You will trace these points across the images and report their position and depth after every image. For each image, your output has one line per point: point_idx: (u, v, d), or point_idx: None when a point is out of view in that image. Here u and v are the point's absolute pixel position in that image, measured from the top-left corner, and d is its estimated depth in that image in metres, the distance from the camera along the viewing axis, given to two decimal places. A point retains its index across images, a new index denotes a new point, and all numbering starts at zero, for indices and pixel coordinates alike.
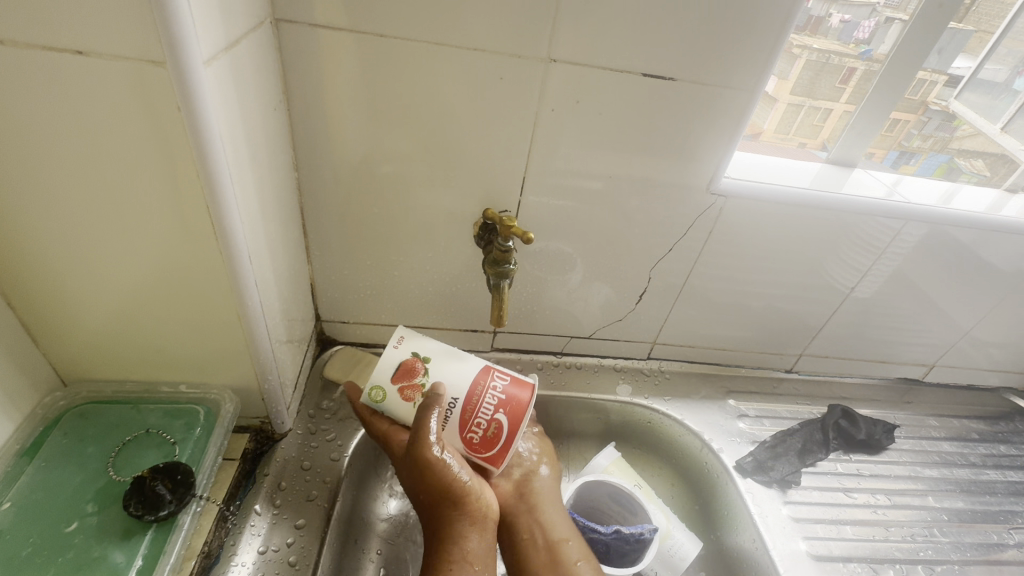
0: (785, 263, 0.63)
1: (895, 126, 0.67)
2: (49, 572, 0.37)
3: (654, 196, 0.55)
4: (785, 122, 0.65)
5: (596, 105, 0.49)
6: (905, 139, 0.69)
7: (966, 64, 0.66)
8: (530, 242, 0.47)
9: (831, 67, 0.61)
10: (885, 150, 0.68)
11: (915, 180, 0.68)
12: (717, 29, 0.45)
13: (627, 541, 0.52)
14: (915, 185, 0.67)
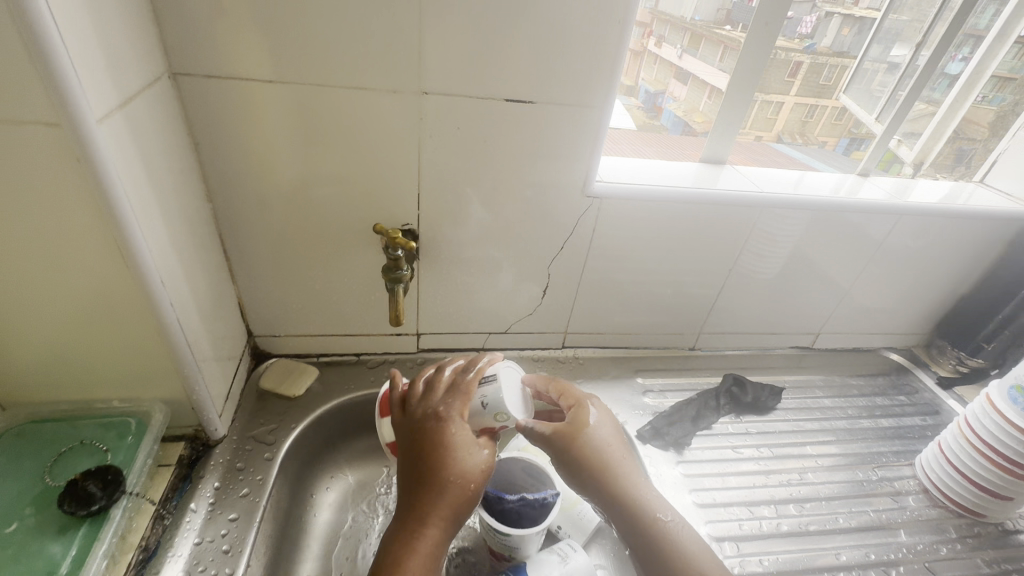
0: (669, 251, 0.71)
1: (843, 116, 0.82)
2: None
3: (538, 200, 0.63)
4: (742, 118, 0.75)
5: (471, 129, 0.56)
6: (855, 127, 0.82)
7: (903, 51, 0.77)
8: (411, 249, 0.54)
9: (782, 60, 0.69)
10: (836, 137, 0.83)
11: (814, 178, 0.77)
12: (563, 59, 0.53)
13: (532, 505, 0.58)
14: (817, 179, 0.77)
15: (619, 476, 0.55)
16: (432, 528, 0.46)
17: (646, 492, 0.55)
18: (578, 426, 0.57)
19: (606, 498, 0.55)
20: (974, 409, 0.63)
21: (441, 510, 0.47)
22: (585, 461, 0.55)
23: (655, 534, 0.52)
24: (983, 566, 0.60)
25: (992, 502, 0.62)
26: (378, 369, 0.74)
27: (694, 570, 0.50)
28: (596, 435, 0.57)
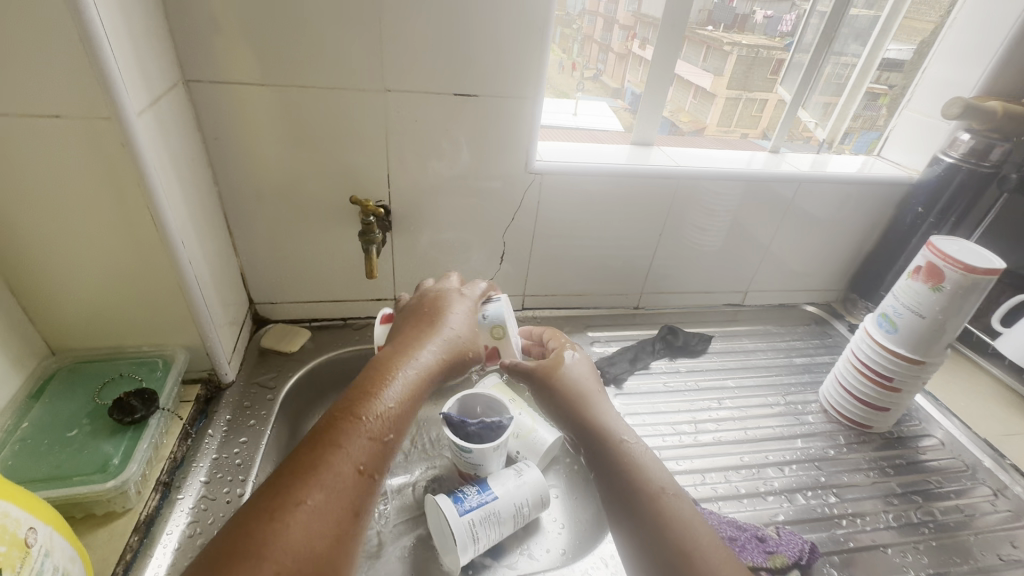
0: (605, 220, 0.84)
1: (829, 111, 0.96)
2: (61, 455, 0.54)
3: (488, 177, 0.75)
4: (728, 116, 0.93)
5: (427, 119, 0.68)
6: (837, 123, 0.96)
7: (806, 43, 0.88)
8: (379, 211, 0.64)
9: (760, 59, 0.88)
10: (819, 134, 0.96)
11: (735, 155, 0.91)
12: (499, 60, 0.65)
13: (490, 427, 0.71)
14: (751, 158, 0.90)
15: (591, 402, 0.61)
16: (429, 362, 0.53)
17: (613, 419, 0.59)
18: (555, 363, 0.65)
19: (579, 423, 0.60)
20: (856, 340, 0.75)
21: (436, 355, 0.55)
22: (557, 393, 0.63)
23: (616, 451, 0.57)
24: (865, 464, 0.73)
25: (874, 414, 0.75)
26: (362, 330, 0.86)
27: (649, 482, 0.53)
28: (573, 372, 0.64)
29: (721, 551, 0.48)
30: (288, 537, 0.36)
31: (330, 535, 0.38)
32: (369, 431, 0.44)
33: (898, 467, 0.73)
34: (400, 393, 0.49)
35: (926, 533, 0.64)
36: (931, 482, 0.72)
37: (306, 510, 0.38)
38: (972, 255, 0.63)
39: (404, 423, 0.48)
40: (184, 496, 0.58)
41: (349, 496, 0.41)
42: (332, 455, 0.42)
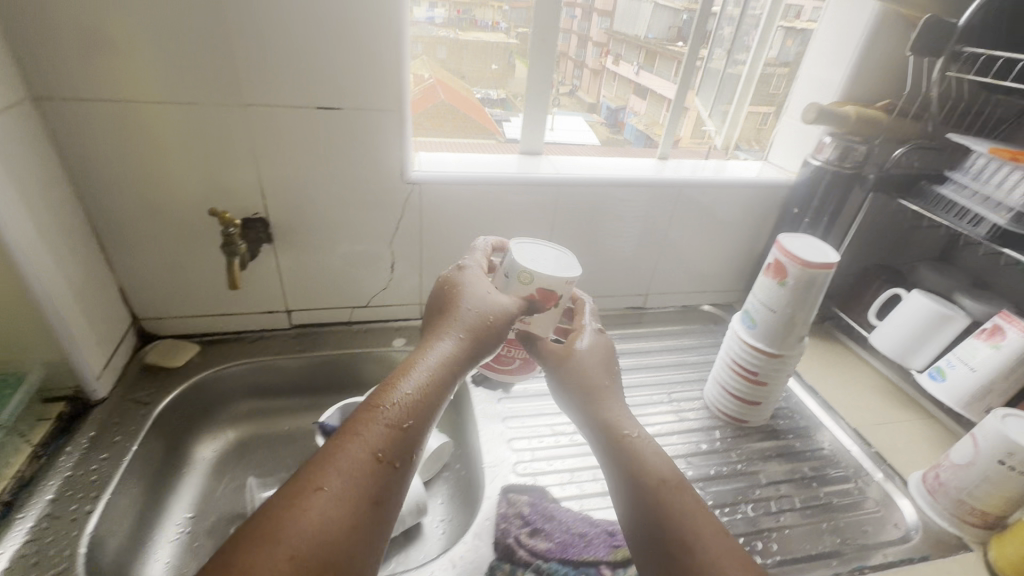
0: (491, 227, 0.86)
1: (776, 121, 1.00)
2: None
3: (365, 188, 0.77)
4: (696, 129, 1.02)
5: (293, 132, 0.70)
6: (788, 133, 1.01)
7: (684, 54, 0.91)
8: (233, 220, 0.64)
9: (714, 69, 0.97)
10: None
11: (622, 163, 0.94)
12: (357, 74, 0.68)
13: None
14: (638, 165, 0.94)
15: (599, 396, 0.57)
16: (451, 346, 0.53)
17: (622, 412, 0.56)
18: (568, 349, 0.61)
19: (587, 415, 0.57)
20: (727, 343, 0.76)
21: (458, 344, 0.54)
22: (568, 377, 0.59)
23: (621, 448, 0.53)
24: (735, 456, 0.75)
25: (749, 409, 0.77)
26: (255, 344, 0.86)
27: (653, 481, 0.49)
28: (588, 354, 0.60)
29: (724, 538, 0.45)
30: (301, 519, 0.37)
31: (349, 518, 0.39)
32: (382, 420, 0.45)
33: (769, 459, 0.75)
34: (417, 382, 0.49)
35: (781, 519, 0.66)
36: (798, 473, 0.74)
37: (321, 495, 0.39)
38: (814, 251, 0.66)
39: (427, 410, 0.48)
40: (25, 515, 0.57)
41: (367, 482, 0.41)
42: (348, 444, 0.42)
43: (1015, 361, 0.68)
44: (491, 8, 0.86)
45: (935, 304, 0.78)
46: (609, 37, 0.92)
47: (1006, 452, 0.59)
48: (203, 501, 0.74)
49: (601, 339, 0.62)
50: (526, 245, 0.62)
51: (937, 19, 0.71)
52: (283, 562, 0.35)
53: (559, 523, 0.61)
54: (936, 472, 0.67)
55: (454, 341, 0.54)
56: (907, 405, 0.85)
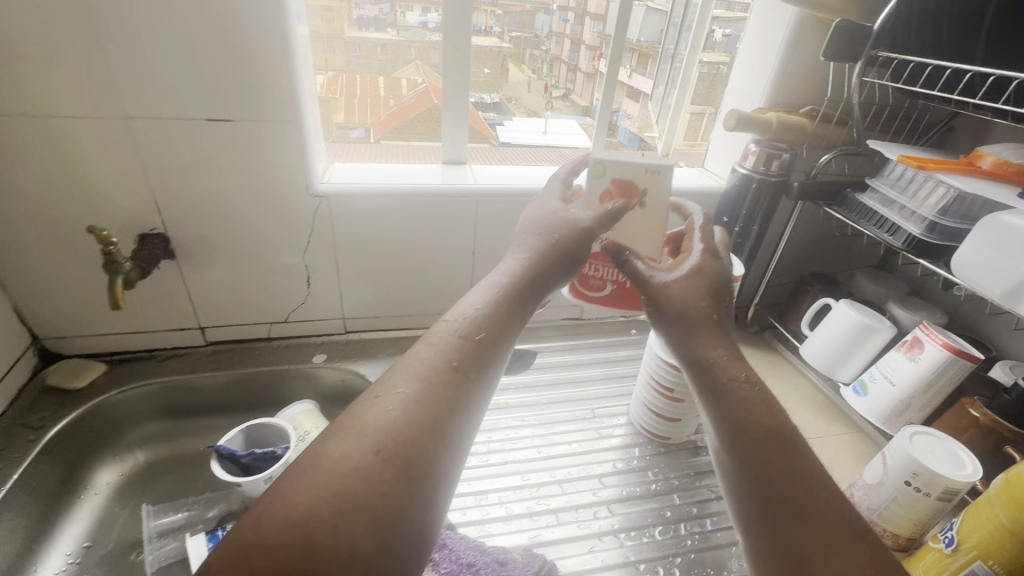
0: (410, 239, 0.84)
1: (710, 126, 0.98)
2: None
3: (269, 201, 0.74)
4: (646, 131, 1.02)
5: (183, 144, 0.67)
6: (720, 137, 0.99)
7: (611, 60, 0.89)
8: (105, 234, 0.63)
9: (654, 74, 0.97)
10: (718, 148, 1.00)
11: (550, 171, 0.92)
12: (245, 85, 0.65)
13: (263, 457, 0.69)
14: (567, 173, 0.92)
15: (704, 333, 0.53)
16: (518, 266, 0.53)
17: (722, 345, 0.53)
18: (667, 280, 0.57)
19: (685, 346, 0.54)
20: (644, 362, 0.73)
21: (531, 258, 0.54)
22: (667, 307, 0.56)
23: (727, 386, 0.50)
24: (651, 475, 0.72)
25: (670, 426, 0.74)
26: (167, 362, 0.83)
27: (758, 423, 0.47)
28: (699, 287, 0.56)
29: (825, 488, 0.44)
30: (357, 426, 0.38)
31: (414, 432, 0.38)
32: (438, 344, 0.44)
33: (687, 478, 0.72)
34: (479, 305, 0.48)
35: (688, 544, 0.64)
36: (715, 493, 0.71)
37: (378, 408, 0.39)
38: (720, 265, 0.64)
39: (495, 328, 0.47)
40: None
41: (420, 403, 0.40)
42: (404, 365, 0.43)
43: (931, 376, 0.66)
44: (485, 11, 0.83)
45: (861, 316, 0.76)
46: (602, 40, 0.89)
47: (912, 473, 0.57)
48: (98, 529, 0.71)
49: (712, 263, 0.59)
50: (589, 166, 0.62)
51: (849, 24, 0.67)
52: (352, 463, 0.36)
53: (449, 551, 0.58)
54: (851, 492, 0.64)
55: (514, 268, 0.53)
56: (837, 419, 0.83)
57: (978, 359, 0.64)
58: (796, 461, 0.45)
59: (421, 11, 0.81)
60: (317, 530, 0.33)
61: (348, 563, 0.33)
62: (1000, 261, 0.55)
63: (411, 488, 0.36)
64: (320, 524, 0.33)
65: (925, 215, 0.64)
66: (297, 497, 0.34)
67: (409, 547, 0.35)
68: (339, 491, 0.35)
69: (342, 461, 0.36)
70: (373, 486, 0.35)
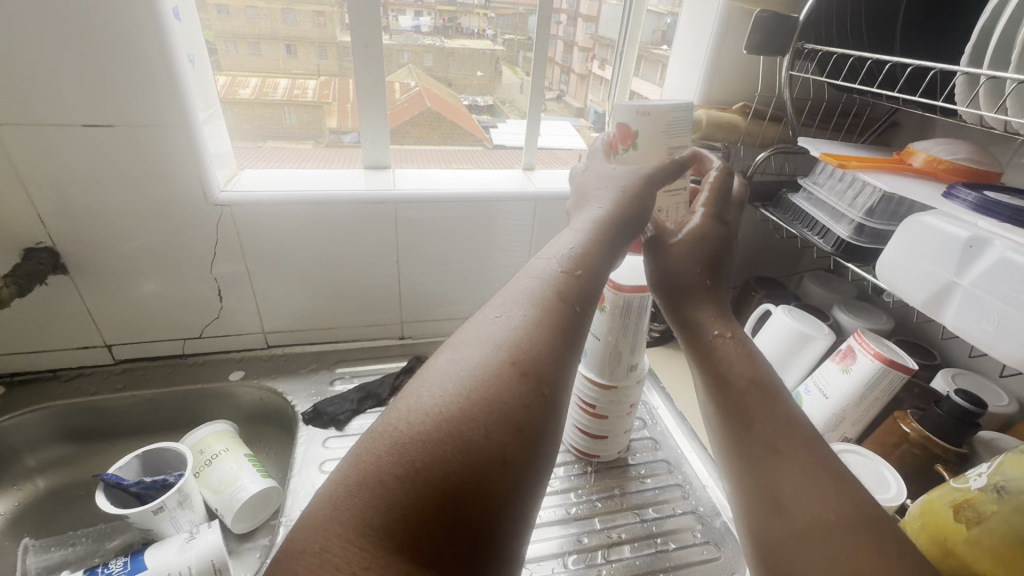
0: (326, 249, 0.80)
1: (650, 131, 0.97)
2: None
3: (166, 211, 0.70)
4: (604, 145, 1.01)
5: (62, 152, 0.63)
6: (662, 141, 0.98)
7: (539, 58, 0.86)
8: None
9: (595, 82, 0.96)
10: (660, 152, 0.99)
11: (479, 173, 0.88)
12: (122, 87, 0.61)
13: (153, 486, 0.65)
14: (497, 176, 0.88)
15: (693, 296, 0.47)
16: (604, 207, 0.48)
17: (716, 302, 0.46)
18: (662, 241, 0.49)
19: (672, 302, 0.48)
20: (569, 381, 0.69)
21: (636, 189, 0.49)
22: (666, 259, 0.49)
23: (711, 344, 0.44)
24: (573, 497, 0.68)
25: (596, 444, 0.70)
26: (71, 382, 0.79)
27: (740, 376, 0.41)
28: (688, 248, 0.48)
29: (800, 431, 0.38)
30: (475, 342, 0.36)
31: (541, 348, 0.36)
32: (541, 275, 0.41)
33: (610, 500, 0.68)
34: (584, 233, 0.45)
35: (603, 574, 0.59)
36: (641, 515, 0.67)
37: (486, 330, 0.37)
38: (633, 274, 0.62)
39: (600, 260, 0.43)
40: None
41: (537, 326, 0.37)
42: (505, 296, 0.40)
43: (864, 389, 0.61)
44: (477, 14, 0.86)
45: (799, 324, 0.71)
46: (595, 42, 0.92)
47: None
48: None
49: (720, 228, 0.50)
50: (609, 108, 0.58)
51: (774, 15, 0.64)
52: (479, 375, 0.34)
53: None
54: None
55: (600, 208, 0.47)
56: None
57: (911, 369, 0.60)
58: (783, 414, 0.39)
59: (413, 15, 0.81)
60: (468, 436, 0.31)
61: (498, 468, 0.31)
62: (914, 266, 0.52)
63: (545, 405, 0.34)
64: (467, 431, 0.31)
65: (853, 217, 0.60)
66: (425, 407, 0.33)
67: (539, 462, 0.34)
68: (481, 397, 0.33)
69: (464, 374, 0.34)
70: (510, 398, 0.33)
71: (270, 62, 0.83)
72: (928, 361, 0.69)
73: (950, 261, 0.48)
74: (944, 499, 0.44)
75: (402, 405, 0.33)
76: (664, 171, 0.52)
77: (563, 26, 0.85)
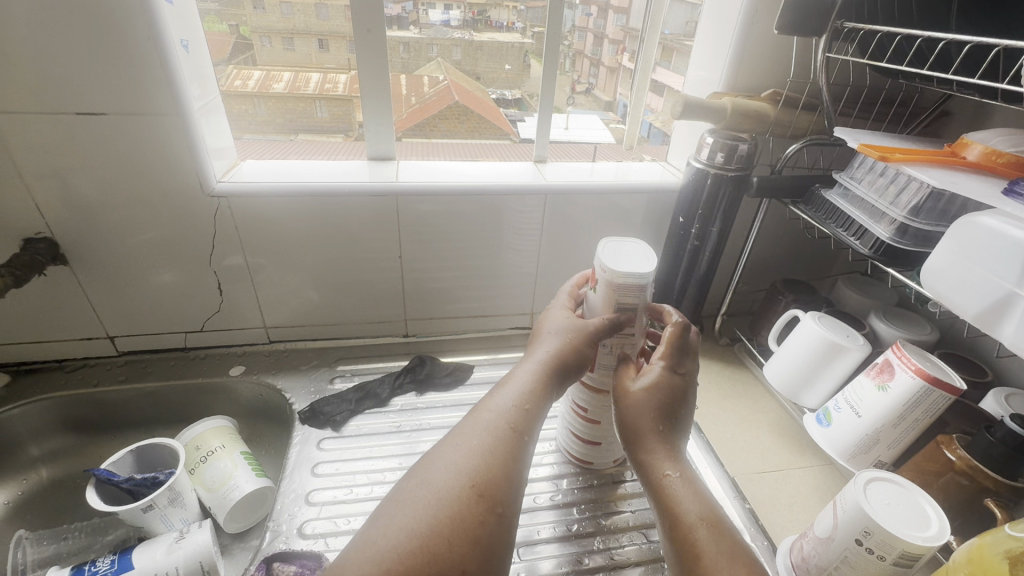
0: (328, 243, 0.77)
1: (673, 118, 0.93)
2: None
3: (163, 203, 0.69)
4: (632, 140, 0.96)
5: (57, 141, 0.62)
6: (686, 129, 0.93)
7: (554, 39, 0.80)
8: None
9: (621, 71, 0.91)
10: None
11: (489, 166, 0.84)
12: (116, 73, 0.59)
13: (142, 484, 0.63)
14: (508, 168, 0.84)
15: (646, 441, 0.48)
16: (549, 349, 0.50)
17: (669, 438, 0.48)
18: (622, 391, 0.51)
19: (626, 435, 0.49)
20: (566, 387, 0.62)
21: (575, 336, 0.51)
22: (627, 409, 0.49)
23: (660, 483, 0.45)
24: (575, 513, 0.64)
25: (591, 450, 0.65)
26: (75, 372, 0.79)
27: (687, 513, 0.43)
28: (644, 397, 0.49)
29: (743, 561, 0.40)
30: (442, 466, 0.40)
31: (498, 472, 0.40)
32: (498, 407, 0.45)
33: (615, 517, 0.63)
34: (532, 369, 0.48)
35: None
36: (647, 536, 0.62)
37: (447, 455, 0.41)
38: (630, 259, 0.55)
39: (545, 398, 0.47)
40: None
41: (493, 454, 0.41)
42: (466, 424, 0.44)
43: (902, 409, 0.55)
44: (506, 7, 0.81)
45: (827, 333, 0.65)
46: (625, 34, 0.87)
47: (863, 531, 0.46)
48: None
49: (673, 379, 0.50)
50: (611, 244, 0.58)
51: None
52: (446, 498, 0.38)
53: None
54: (802, 545, 0.54)
55: (545, 350, 0.50)
56: (803, 448, 0.72)
57: (958, 390, 0.53)
58: (728, 547, 0.41)
59: (443, 8, 0.80)
60: (436, 548, 0.35)
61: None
62: (965, 273, 0.46)
63: (500, 522, 0.38)
64: (434, 544, 0.36)
65: (895, 216, 0.54)
66: (396, 524, 0.36)
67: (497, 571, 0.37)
68: (444, 520, 0.37)
69: (433, 495, 0.38)
70: (471, 519, 0.37)
71: (303, 58, 0.80)
72: (977, 378, 0.62)
73: (1010, 268, 0.42)
74: (998, 546, 0.38)
75: (379, 521, 0.37)
76: (607, 325, 0.52)
77: (592, 19, 0.82)
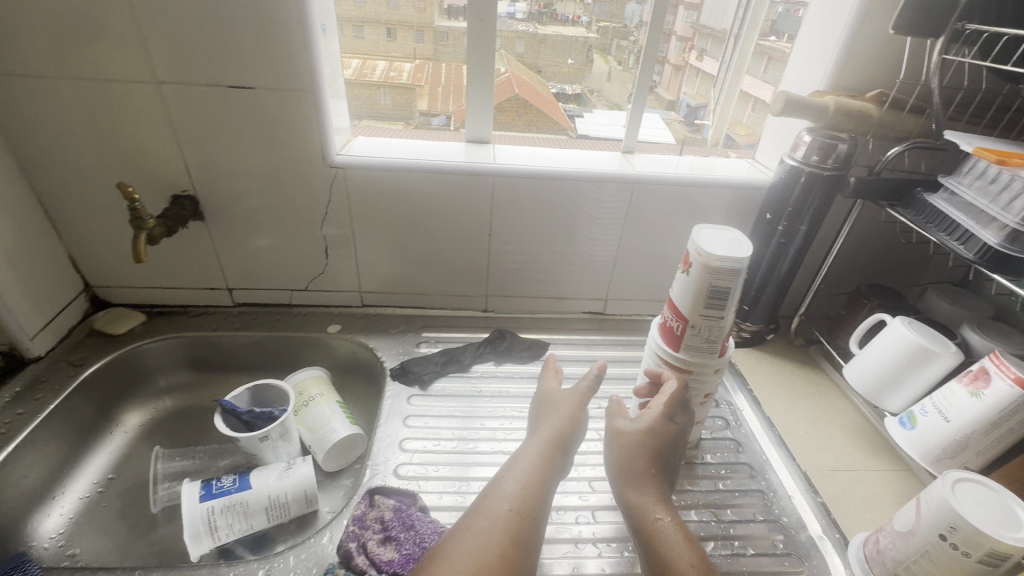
0: (426, 217, 0.83)
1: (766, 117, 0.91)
2: None
3: (290, 170, 0.77)
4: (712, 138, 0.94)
5: (210, 111, 0.71)
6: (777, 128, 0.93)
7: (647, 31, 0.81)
8: (125, 189, 0.67)
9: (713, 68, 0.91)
10: None
11: (578, 153, 0.87)
12: (266, 53, 0.67)
13: (260, 417, 0.71)
14: (598, 156, 0.86)
15: (640, 486, 0.53)
16: (548, 430, 0.59)
17: (658, 492, 0.53)
18: (619, 433, 0.57)
19: (622, 496, 0.54)
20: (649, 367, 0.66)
21: (567, 419, 0.60)
22: (619, 463, 0.55)
23: (653, 530, 0.51)
24: None
25: None
26: (198, 318, 0.89)
27: (680, 557, 0.48)
28: (637, 439, 0.55)
29: None
30: (454, 554, 0.46)
31: (500, 551, 0.46)
32: (503, 494, 0.51)
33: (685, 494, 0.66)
34: (529, 455, 0.56)
35: None
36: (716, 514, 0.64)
37: (460, 541, 0.47)
38: (726, 246, 0.57)
39: (544, 479, 0.54)
40: None
41: (495, 534, 0.47)
42: (473, 509, 0.51)
43: (995, 416, 0.55)
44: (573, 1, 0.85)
45: (918, 338, 0.65)
46: (694, 31, 0.85)
47: (948, 527, 0.47)
48: (122, 463, 0.78)
49: (669, 428, 0.56)
50: (704, 229, 0.60)
51: None
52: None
53: (415, 533, 0.58)
54: (877, 538, 0.55)
55: (547, 429, 0.59)
56: (880, 452, 0.72)
57: None
58: None
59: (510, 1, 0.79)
60: None
61: None
62: None
63: None
64: None
65: (1008, 222, 0.53)
66: None
67: None
68: None
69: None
70: None
71: (371, 45, 0.84)
72: None
73: None
74: None
75: None
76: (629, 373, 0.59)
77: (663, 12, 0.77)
